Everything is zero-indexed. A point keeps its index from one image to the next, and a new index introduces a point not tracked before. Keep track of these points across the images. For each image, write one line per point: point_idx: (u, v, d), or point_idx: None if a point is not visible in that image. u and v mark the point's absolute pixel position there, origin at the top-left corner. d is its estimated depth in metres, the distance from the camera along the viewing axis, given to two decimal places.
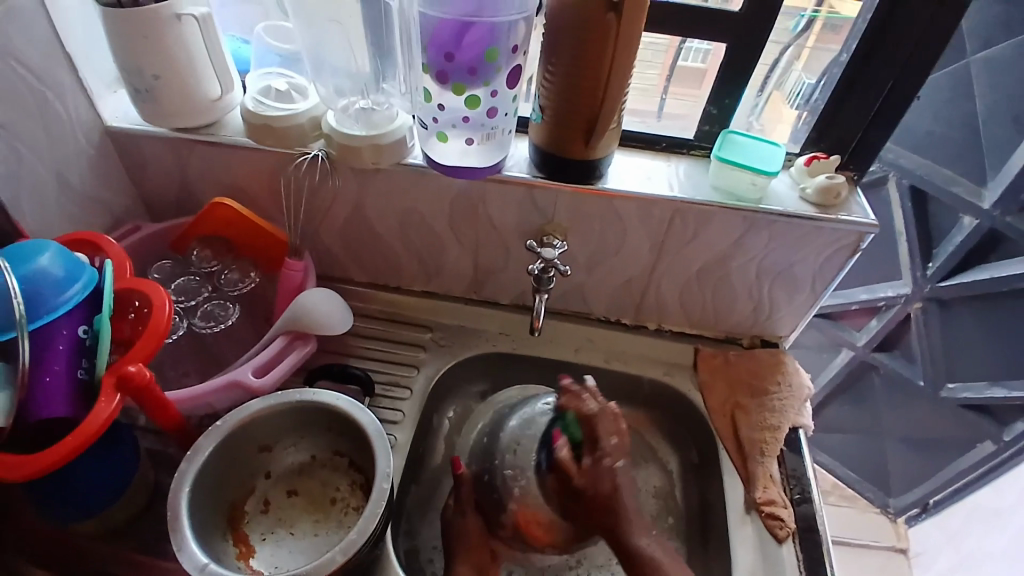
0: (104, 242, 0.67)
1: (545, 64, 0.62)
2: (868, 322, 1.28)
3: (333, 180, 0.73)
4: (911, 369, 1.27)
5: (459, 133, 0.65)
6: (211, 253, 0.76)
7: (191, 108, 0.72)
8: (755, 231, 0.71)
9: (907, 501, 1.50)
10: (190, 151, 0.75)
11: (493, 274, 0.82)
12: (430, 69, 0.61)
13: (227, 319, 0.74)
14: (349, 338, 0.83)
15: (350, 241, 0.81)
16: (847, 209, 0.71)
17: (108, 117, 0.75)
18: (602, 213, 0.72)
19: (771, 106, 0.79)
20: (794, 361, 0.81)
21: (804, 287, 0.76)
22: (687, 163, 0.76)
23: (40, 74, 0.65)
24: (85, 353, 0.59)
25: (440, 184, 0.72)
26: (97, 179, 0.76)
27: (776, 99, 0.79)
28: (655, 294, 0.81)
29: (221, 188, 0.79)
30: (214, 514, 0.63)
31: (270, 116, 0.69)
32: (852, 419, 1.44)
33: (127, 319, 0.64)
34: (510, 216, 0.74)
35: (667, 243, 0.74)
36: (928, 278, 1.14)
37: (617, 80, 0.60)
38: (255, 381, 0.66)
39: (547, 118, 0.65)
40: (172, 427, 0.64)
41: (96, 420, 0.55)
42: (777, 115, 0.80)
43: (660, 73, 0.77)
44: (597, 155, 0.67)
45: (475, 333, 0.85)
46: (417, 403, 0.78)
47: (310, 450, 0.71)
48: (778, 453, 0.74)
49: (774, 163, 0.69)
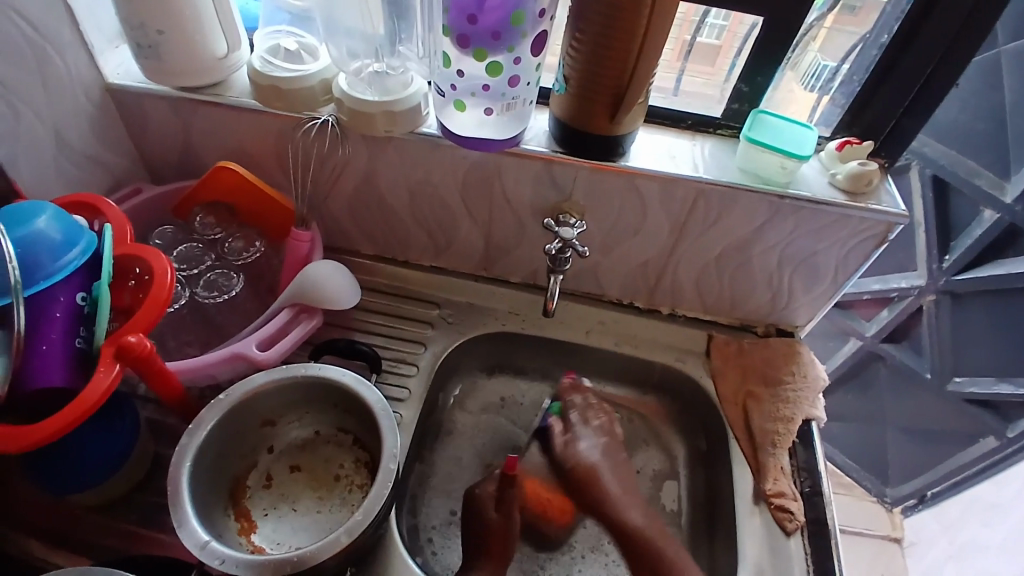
0: (103, 205, 0.64)
1: (572, 32, 0.59)
2: (878, 312, 1.26)
3: (343, 148, 0.70)
4: (919, 362, 1.25)
5: (478, 102, 0.62)
6: (214, 219, 0.74)
7: (195, 67, 0.68)
8: (781, 217, 0.68)
9: (904, 492, 1.49)
10: (195, 113, 0.72)
11: (505, 252, 0.80)
12: (451, 32, 0.57)
13: (230, 290, 0.71)
14: (355, 311, 0.81)
15: (358, 212, 0.78)
16: (877, 197, 0.68)
17: (109, 73, 0.72)
18: (623, 193, 0.69)
19: (784, 87, 0.75)
20: (809, 351, 0.79)
21: (825, 277, 0.74)
22: (713, 143, 0.73)
23: (42, 28, 0.62)
24: (83, 321, 0.57)
25: (455, 156, 0.68)
26: (98, 139, 0.73)
27: (789, 80, 0.74)
28: (672, 277, 0.78)
29: (225, 152, 0.76)
30: (215, 488, 0.62)
31: (277, 78, 0.66)
32: (855, 409, 1.43)
33: (127, 286, 0.62)
34: (526, 193, 0.71)
35: (688, 227, 0.72)
36: (944, 270, 1.12)
37: (650, 52, 0.56)
38: (259, 354, 0.64)
39: (571, 90, 0.62)
40: (173, 399, 0.62)
41: (96, 391, 0.53)
42: (789, 96, 0.76)
43: (674, 48, 0.73)
44: (621, 132, 0.64)
45: (485, 311, 0.83)
46: (423, 381, 0.76)
47: (314, 426, 0.70)
48: (789, 445, 0.73)
49: (806, 146, 0.66)
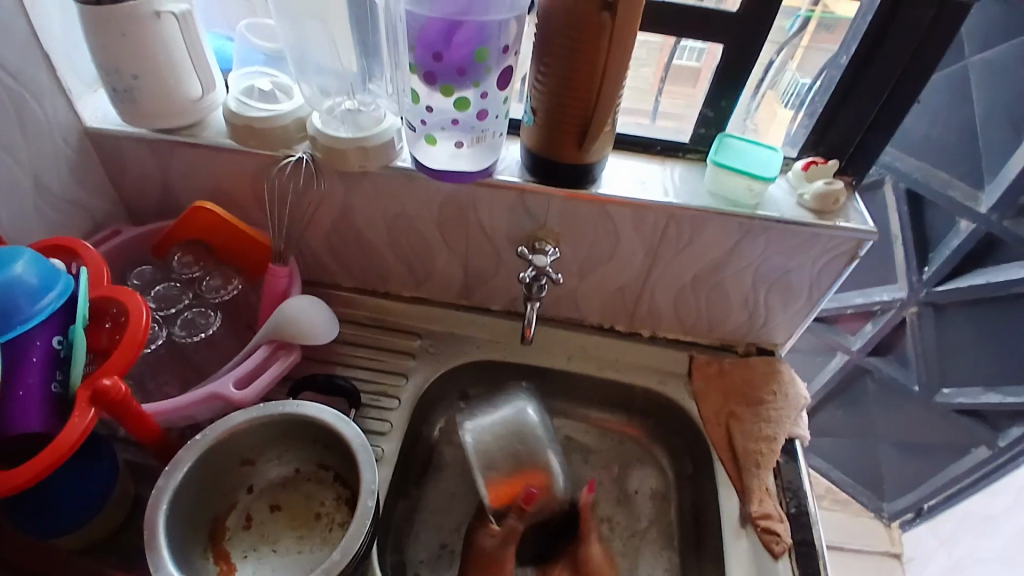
0: (79, 247, 0.64)
1: (537, 66, 0.61)
2: (863, 326, 1.27)
3: (319, 184, 0.71)
4: (906, 374, 1.26)
5: (448, 136, 0.63)
6: (192, 257, 0.74)
7: (170, 108, 0.69)
8: (752, 237, 0.69)
9: (901, 506, 1.48)
10: (173, 153, 0.73)
11: (484, 281, 0.80)
12: (418, 69, 0.58)
13: (207, 328, 0.72)
14: (336, 345, 0.81)
15: (337, 246, 0.79)
16: (844, 215, 0.69)
17: (87, 117, 0.73)
18: (596, 220, 0.70)
19: (765, 106, 0.79)
20: (790, 370, 0.80)
21: (800, 294, 0.75)
22: (682, 167, 0.75)
23: (18, 74, 0.63)
24: (59, 365, 0.57)
25: (429, 189, 0.69)
26: (77, 182, 0.73)
27: (770, 99, 0.78)
28: (650, 300, 0.79)
29: (204, 191, 0.76)
30: (193, 531, 0.61)
31: (251, 117, 0.67)
32: (846, 423, 1.43)
33: (104, 328, 0.61)
34: (502, 222, 0.72)
35: (661, 250, 0.72)
36: (924, 282, 1.13)
37: (612, 82, 0.58)
38: (235, 393, 0.64)
39: (539, 121, 0.63)
40: (151, 440, 0.61)
41: (71, 435, 0.53)
42: (770, 114, 0.79)
43: (655, 72, 0.76)
44: (590, 160, 0.65)
45: (466, 341, 0.83)
46: (405, 413, 0.76)
47: (295, 463, 0.69)
48: (774, 465, 0.72)
49: (771, 168, 0.68)
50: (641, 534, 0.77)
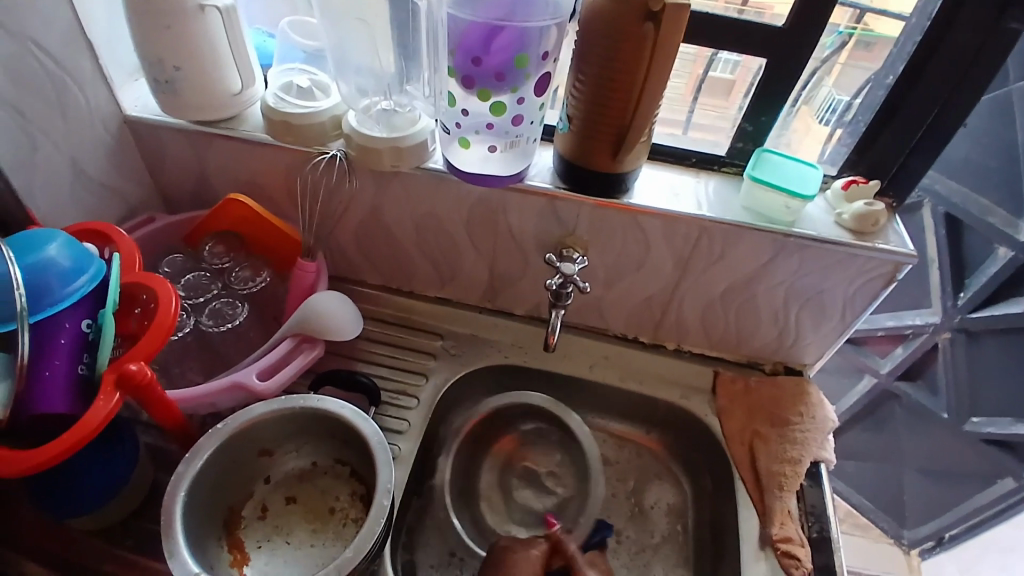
0: (114, 233, 0.65)
1: (575, 74, 0.60)
2: (893, 349, 1.24)
3: (350, 181, 0.72)
4: (936, 401, 1.22)
5: (481, 140, 0.63)
6: (223, 248, 0.75)
7: (207, 101, 0.70)
8: (785, 255, 0.68)
9: (922, 534, 1.44)
10: (208, 144, 0.74)
11: (509, 284, 0.80)
12: (456, 72, 0.58)
13: (234, 319, 0.72)
14: (359, 341, 0.81)
15: (365, 243, 0.79)
16: (885, 236, 0.68)
17: (128, 105, 0.74)
18: (626, 230, 0.69)
19: (799, 120, 0.77)
20: (818, 391, 0.78)
21: (832, 315, 0.73)
22: (717, 180, 0.73)
23: (61, 61, 0.64)
24: (87, 348, 0.58)
25: (459, 192, 0.70)
26: (115, 169, 0.75)
27: (805, 115, 0.76)
28: (676, 312, 0.78)
29: (237, 183, 0.77)
30: (210, 519, 0.62)
31: (288, 114, 0.67)
32: (870, 447, 1.40)
33: (132, 314, 0.63)
34: (530, 227, 0.72)
35: (691, 263, 0.71)
36: (959, 308, 1.10)
37: (651, 94, 0.57)
38: (258, 384, 0.64)
39: (574, 130, 0.63)
40: (173, 426, 0.62)
41: (95, 417, 0.54)
42: (804, 130, 0.77)
43: (688, 82, 0.74)
44: (623, 170, 0.64)
45: (487, 344, 0.83)
46: (423, 414, 0.76)
47: (312, 457, 0.70)
48: (798, 488, 0.71)
49: (810, 186, 0.67)
50: (653, 549, 0.76)
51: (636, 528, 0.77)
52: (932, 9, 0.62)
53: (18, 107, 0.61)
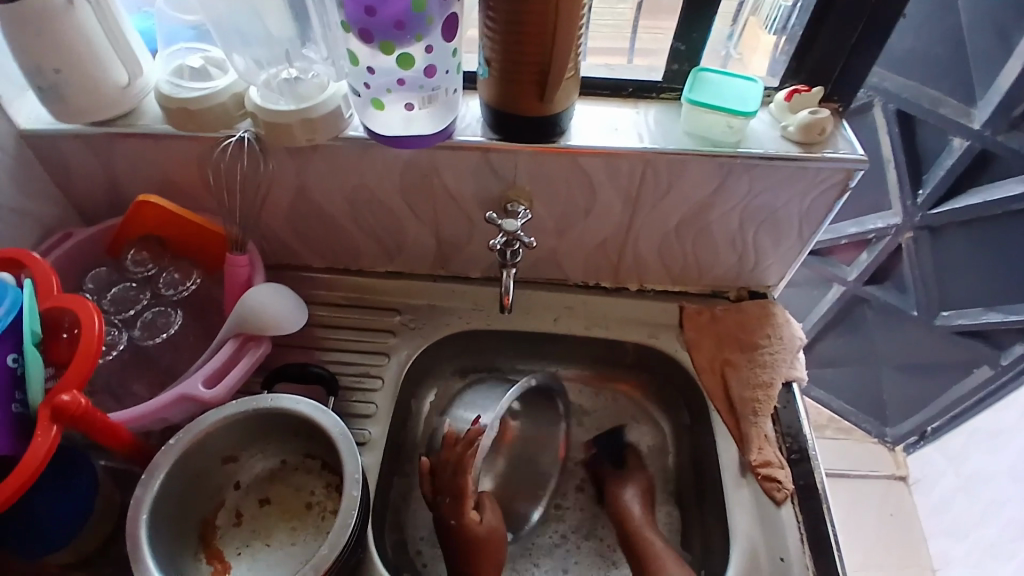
0: (28, 258, 0.60)
1: (485, 12, 0.55)
2: (858, 255, 1.23)
3: (266, 164, 0.66)
4: (904, 300, 1.23)
5: (396, 98, 0.58)
6: (147, 254, 0.70)
7: (99, 99, 0.64)
8: (735, 177, 0.65)
9: (905, 430, 1.49)
10: (112, 145, 0.68)
11: (459, 248, 0.77)
12: (352, 26, 0.53)
13: (169, 328, 0.69)
14: (314, 329, 0.78)
15: (300, 226, 0.75)
16: (833, 144, 0.65)
17: (22, 120, 0.67)
18: (569, 173, 0.66)
19: (748, 33, 0.72)
20: (783, 311, 0.77)
21: (790, 232, 0.71)
22: (657, 109, 0.70)
23: None
24: (18, 384, 0.53)
25: (387, 157, 0.65)
26: (19, 187, 0.68)
27: (752, 26, 0.72)
28: (633, 251, 0.75)
29: (152, 182, 0.71)
30: (179, 535, 0.60)
31: (186, 99, 0.61)
32: (847, 353, 1.42)
33: (60, 339, 0.58)
34: (468, 185, 0.68)
35: (641, 199, 0.68)
36: (918, 206, 1.09)
37: (568, 22, 0.53)
38: (206, 393, 0.61)
39: (495, 74, 0.58)
40: (123, 448, 0.59)
41: (34, 456, 0.51)
42: (754, 41, 0.73)
43: (631, 6, 0.70)
44: (554, 110, 0.60)
45: (447, 312, 0.80)
46: (390, 394, 0.73)
47: (280, 455, 0.67)
48: (772, 411, 0.71)
49: (750, 101, 0.63)
50: None
51: None
52: None
53: None
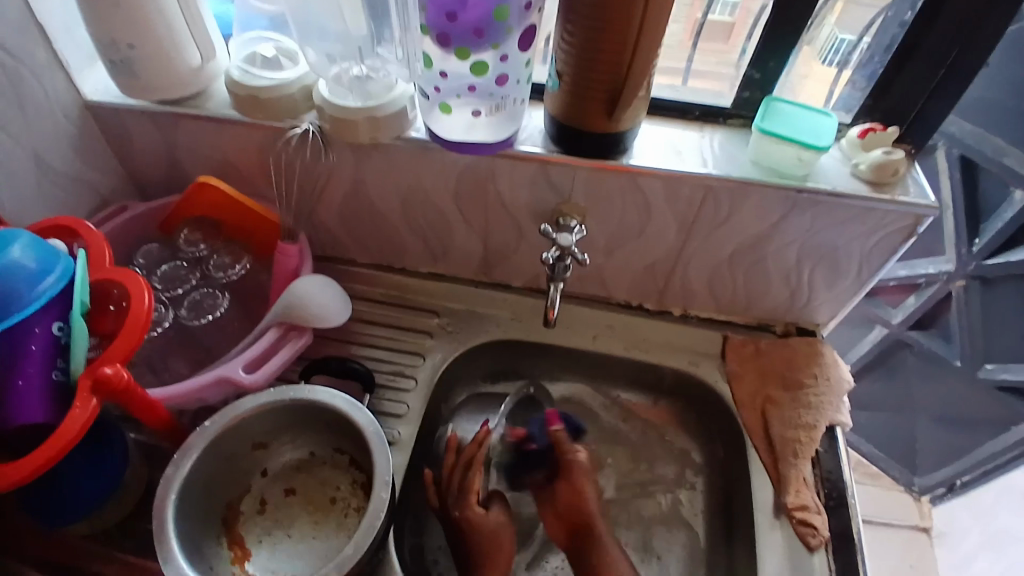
0: (82, 228, 0.61)
1: (562, 24, 0.54)
2: (905, 298, 1.19)
3: (326, 156, 0.67)
4: (949, 349, 1.18)
5: (464, 103, 0.58)
6: (200, 235, 0.71)
7: (168, 80, 0.65)
8: (797, 211, 0.63)
9: (934, 480, 1.43)
10: (176, 125, 0.69)
11: (505, 257, 0.76)
12: (430, 30, 0.53)
13: (215, 310, 0.70)
14: (352, 323, 0.78)
15: (350, 221, 0.75)
16: (902, 186, 0.63)
17: (87, 91, 0.69)
18: (626, 192, 0.64)
19: (801, 62, 0.68)
20: (831, 351, 0.74)
21: (847, 272, 0.69)
22: (723, 134, 0.68)
23: (13, 49, 0.59)
24: (61, 352, 0.54)
25: (445, 161, 0.65)
26: (80, 158, 0.70)
27: (806, 56, 0.68)
28: (681, 277, 0.74)
29: (210, 164, 0.72)
30: (205, 517, 0.60)
31: (259, 87, 0.62)
32: (882, 398, 1.37)
33: (109, 311, 0.59)
34: (522, 195, 0.67)
35: (696, 226, 0.67)
36: (974, 254, 1.05)
37: (648, 41, 0.52)
38: (246, 377, 0.61)
39: (564, 86, 0.57)
40: (158, 425, 0.60)
41: (72, 426, 0.51)
42: (807, 74, 0.70)
43: (686, 27, 0.69)
44: (620, 128, 0.59)
45: (485, 319, 0.79)
46: (422, 396, 0.73)
47: (309, 447, 0.67)
48: (812, 454, 0.68)
49: (823, 136, 0.62)
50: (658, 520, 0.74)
51: (642, 498, 0.75)
52: None
53: None
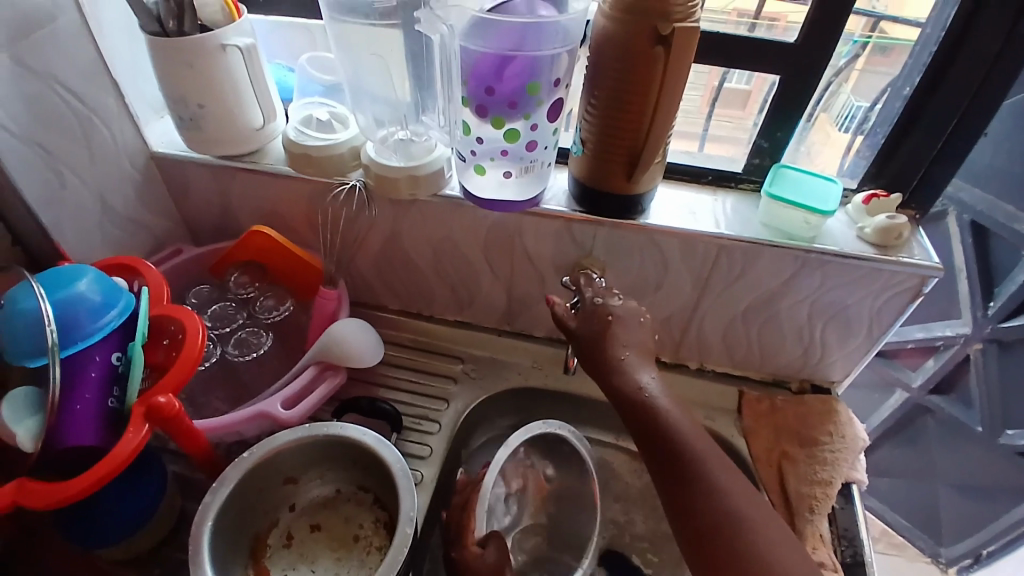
0: (143, 267, 0.67)
1: (587, 98, 0.61)
2: (924, 361, 1.20)
3: (369, 210, 0.73)
4: (969, 414, 1.17)
5: (497, 165, 0.64)
6: (248, 279, 0.77)
7: (231, 136, 0.72)
8: (807, 270, 0.67)
9: (960, 551, 1.37)
10: (233, 177, 0.76)
11: (527, 307, 0.80)
12: (470, 102, 0.59)
13: (259, 347, 0.74)
14: (381, 367, 0.82)
15: (385, 270, 0.81)
16: (908, 249, 0.66)
17: (154, 141, 0.77)
18: (644, 248, 0.69)
19: (817, 129, 0.74)
20: (847, 410, 0.76)
21: (859, 330, 0.72)
22: (735, 197, 0.73)
23: (87, 101, 0.67)
24: (116, 381, 0.59)
25: (476, 216, 0.70)
26: (142, 202, 0.77)
27: (823, 121, 0.74)
28: (696, 331, 0.77)
29: (261, 214, 0.79)
30: (236, 545, 0.63)
31: (310, 147, 0.69)
32: (902, 462, 1.35)
33: (161, 345, 0.63)
34: (546, 249, 0.72)
35: (710, 283, 0.71)
36: (988, 317, 1.06)
37: (664, 114, 0.57)
38: (282, 413, 0.65)
39: (587, 152, 0.63)
40: (200, 457, 0.63)
41: (125, 448, 0.55)
42: (824, 138, 0.75)
43: (703, 95, 0.74)
44: (639, 190, 0.64)
45: (507, 367, 0.83)
46: (445, 439, 0.76)
47: (335, 484, 0.70)
48: (829, 511, 0.69)
49: (830, 201, 0.66)
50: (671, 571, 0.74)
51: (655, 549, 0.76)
52: (936, 37, 0.63)
53: (45, 147, 0.64)
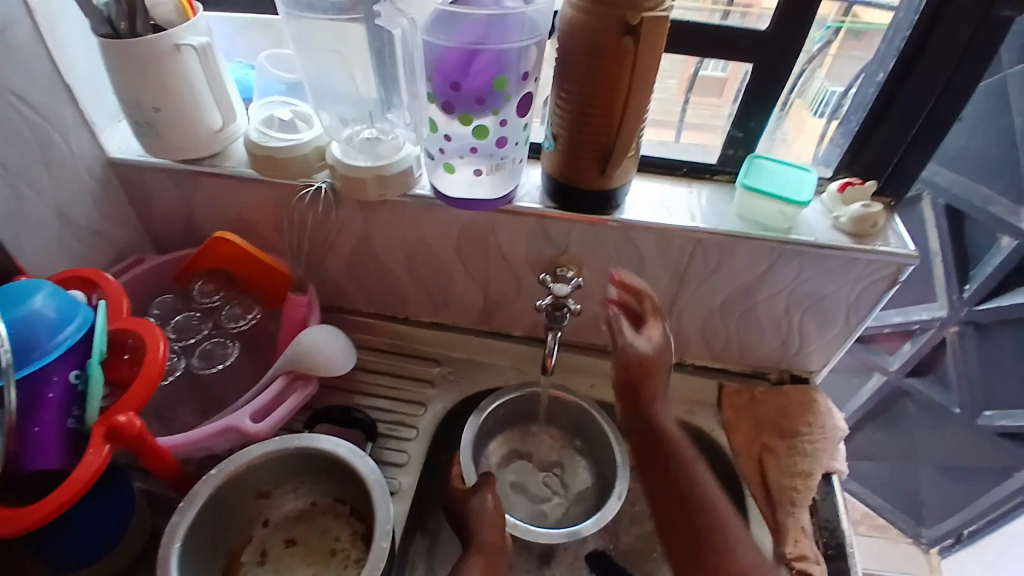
0: (102, 279, 0.64)
1: (557, 92, 0.59)
2: (901, 346, 1.21)
3: (338, 212, 0.71)
4: (947, 396, 1.19)
5: (467, 163, 0.62)
6: (214, 286, 0.74)
7: (193, 140, 0.69)
8: (783, 262, 0.67)
9: (941, 530, 1.40)
10: (196, 182, 0.73)
11: (504, 306, 0.79)
12: (436, 98, 0.58)
13: (226, 358, 0.72)
14: (357, 373, 0.80)
15: (357, 273, 0.78)
16: (884, 238, 0.66)
17: (112, 148, 0.74)
18: (619, 244, 0.68)
19: (792, 114, 0.74)
20: (826, 399, 0.76)
21: (836, 320, 0.71)
22: (710, 189, 0.73)
23: (41, 109, 0.64)
24: (76, 400, 0.56)
25: (449, 216, 0.68)
26: (101, 212, 0.74)
27: (797, 108, 0.73)
28: (675, 325, 0.76)
29: (227, 219, 0.76)
30: (208, 566, 0.60)
31: (272, 148, 0.66)
32: (883, 446, 1.36)
33: (123, 359, 0.61)
34: (522, 248, 0.70)
35: (688, 277, 0.70)
36: (965, 300, 1.07)
37: (635, 108, 0.56)
38: (252, 426, 0.63)
39: (558, 147, 0.62)
40: (168, 474, 0.61)
41: (85, 471, 0.52)
42: (799, 125, 0.75)
43: (679, 83, 0.72)
44: (613, 185, 0.63)
45: (485, 368, 0.82)
46: (423, 445, 0.74)
47: (311, 496, 0.68)
48: (810, 502, 0.69)
49: (804, 192, 0.65)
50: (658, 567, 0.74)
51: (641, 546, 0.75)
52: (908, 23, 0.63)
53: None
